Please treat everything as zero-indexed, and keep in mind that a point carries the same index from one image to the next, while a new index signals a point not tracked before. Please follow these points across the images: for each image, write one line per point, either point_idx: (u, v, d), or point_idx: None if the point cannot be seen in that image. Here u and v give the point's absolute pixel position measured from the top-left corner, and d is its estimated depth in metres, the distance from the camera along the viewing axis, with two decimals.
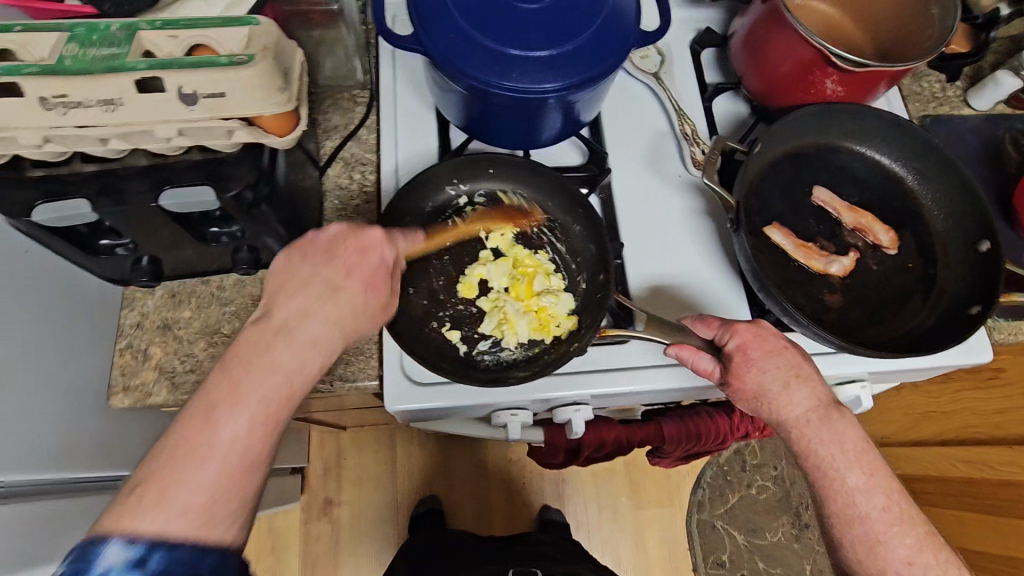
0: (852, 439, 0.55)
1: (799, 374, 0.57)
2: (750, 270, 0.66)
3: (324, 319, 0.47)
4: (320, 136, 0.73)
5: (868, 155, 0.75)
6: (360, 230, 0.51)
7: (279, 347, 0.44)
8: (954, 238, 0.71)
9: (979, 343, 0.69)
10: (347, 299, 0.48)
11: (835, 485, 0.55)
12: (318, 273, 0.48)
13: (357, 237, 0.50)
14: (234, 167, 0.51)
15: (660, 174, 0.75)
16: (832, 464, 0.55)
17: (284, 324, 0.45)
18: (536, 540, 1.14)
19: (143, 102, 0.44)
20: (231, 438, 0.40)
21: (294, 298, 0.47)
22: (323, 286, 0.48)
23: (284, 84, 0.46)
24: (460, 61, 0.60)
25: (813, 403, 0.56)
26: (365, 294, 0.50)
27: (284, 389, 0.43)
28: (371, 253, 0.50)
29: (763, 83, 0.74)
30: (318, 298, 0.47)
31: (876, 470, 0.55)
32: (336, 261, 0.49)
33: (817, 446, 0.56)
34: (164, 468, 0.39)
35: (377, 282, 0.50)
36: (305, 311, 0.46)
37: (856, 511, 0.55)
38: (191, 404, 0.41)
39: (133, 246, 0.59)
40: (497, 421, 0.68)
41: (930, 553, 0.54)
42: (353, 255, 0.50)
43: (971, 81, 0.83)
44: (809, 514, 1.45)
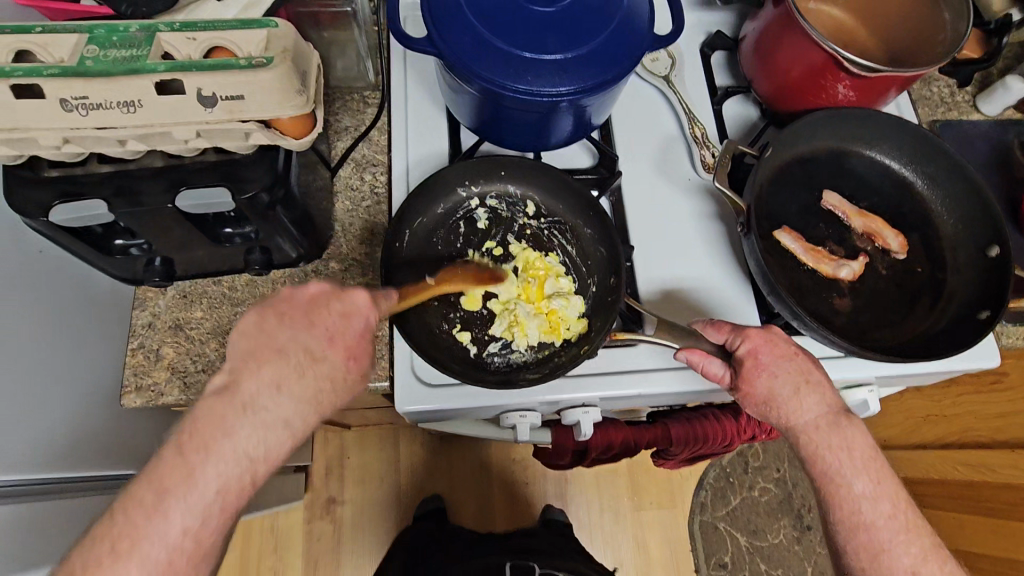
0: (860, 446, 0.56)
1: (809, 380, 0.57)
2: (760, 273, 0.66)
3: (297, 395, 0.43)
4: (331, 137, 0.73)
5: (876, 160, 0.76)
6: (345, 292, 0.48)
7: (241, 430, 0.41)
8: (962, 243, 0.72)
9: (986, 348, 0.69)
10: (325, 373, 0.45)
11: (842, 491, 0.55)
12: (295, 340, 0.45)
13: (340, 299, 0.48)
14: (249, 170, 0.52)
15: (670, 177, 0.75)
16: (839, 471, 0.55)
17: (250, 402, 0.42)
18: (528, 534, 1.12)
19: (163, 103, 0.44)
20: (171, 533, 0.38)
21: (264, 370, 0.43)
22: (300, 355, 0.44)
23: (302, 87, 0.47)
24: (474, 63, 0.60)
25: (822, 410, 0.56)
26: (345, 365, 0.46)
27: (245, 478, 0.41)
28: (355, 319, 0.48)
29: (774, 87, 0.74)
30: (293, 371, 0.43)
31: (883, 478, 0.55)
32: (318, 328, 0.46)
33: (825, 451, 0.56)
34: (106, 557, 0.37)
35: (359, 352, 0.48)
36: (277, 386, 0.43)
37: (861, 518, 0.55)
38: (139, 486, 0.39)
39: (147, 246, 0.59)
40: (505, 422, 0.68)
41: (935, 563, 0.54)
42: (336, 320, 0.47)
43: (980, 86, 0.83)
44: (810, 516, 1.46)
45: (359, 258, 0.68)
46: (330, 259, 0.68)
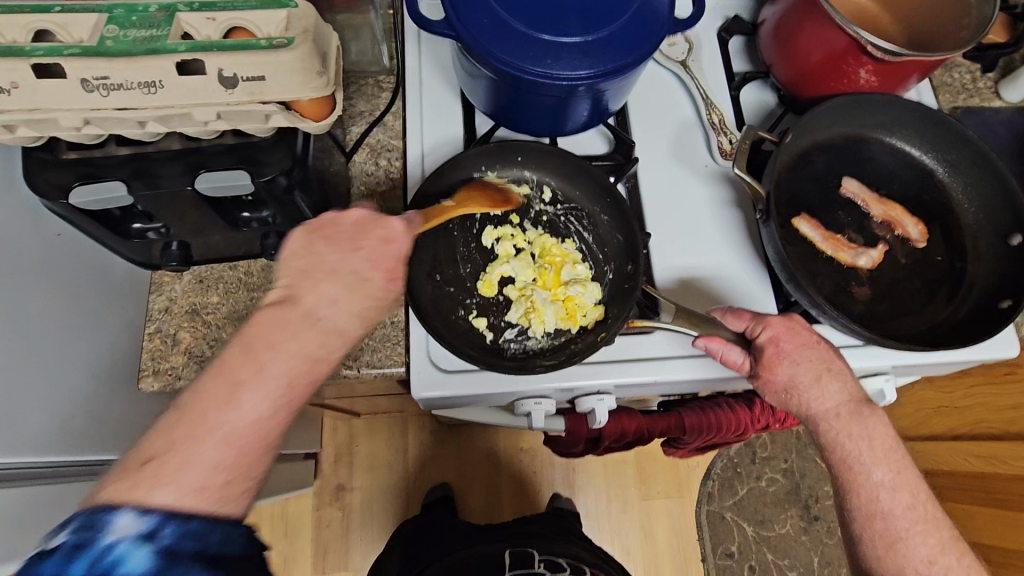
0: (881, 436, 0.55)
1: (831, 368, 0.57)
2: (779, 261, 0.66)
3: (350, 305, 0.44)
4: (345, 122, 0.73)
5: (897, 147, 0.75)
6: (384, 218, 0.49)
7: (305, 333, 0.41)
8: (984, 232, 0.71)
9: (1006, 339, 0.69)
10: (371, 292, 0.46)
11: (860, 480, 0.55)
12: (344, 261, 0.46)
13: (381, 228, 0.49)
14: (269, 153, 0.51)
15: (687, 164, 0.75)
16: (858, 460, 0.55)
17: (309, 310, 0.43)
18: (528, 520, 1.11)
19: (184, 84, 0.44)
20: (243, 418, 0.37)
21: (321, 285, 0.44)
22: (348, 274, 0.45)
23: (322, 68, 0.46)
24: (494, 46, 0.59)
25: (844, 398, 0.56)
26: (387, 287, 0.47)
27: (310, 375, 0.41)
28: (394, 245, 0.48)
29: (794, 73, 0.73)
30: (343, 288, 0.44)
31: (902, 469, 0.55)
32: (363, 250, 0.47)
33: (845, 440, 0.55)
34: (182, 438, 0.36)
35: (399, 275, 0.48)
36: (333, 299, 0.44)
37: (878, 507, 0.55)
38: (206, 378, 0.38)
39: (165, 230, 0.59)
40: (520, 410, 0.68)
41: (953, 555, 0.54)
42: (376, 243, 0.48)
43: (1003, 72, 0.82)
44: (818, 507, 1.46)
45: None
46: None
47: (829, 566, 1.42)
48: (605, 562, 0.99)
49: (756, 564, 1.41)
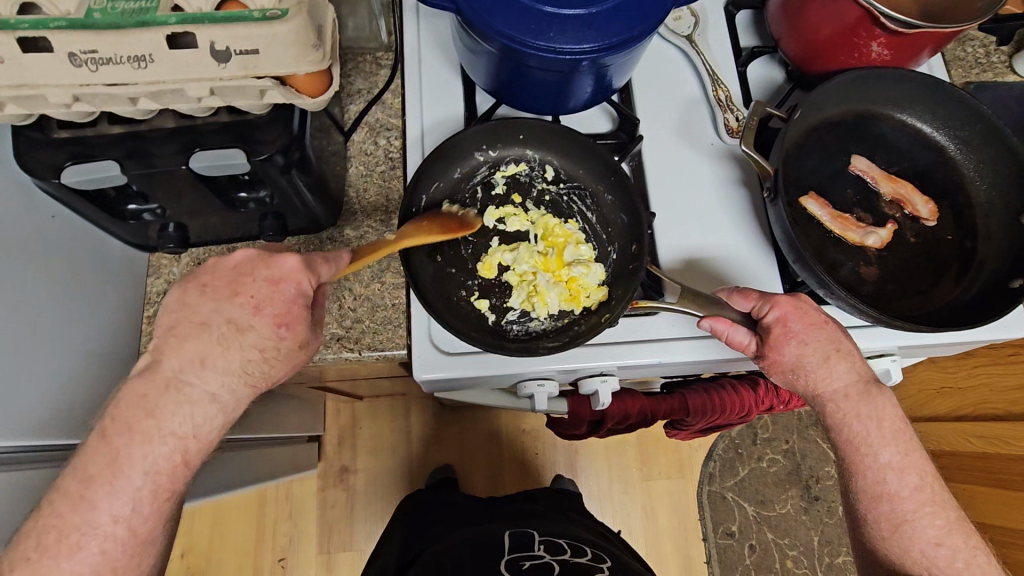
0: (890, 417, 0.55)
1: (840, 348, 0.56)
2: (786, 240, 0.65)
3: (221, 368, 0.45)
4: (343, 100, 0.71)
5: (908, 124, 0.73)
6: (272, 257, 0.47)
7: (167, 411, 0.43)
8: (996, 210, 0.69)
9: (1015, 319, 0.68)
10: (251, 343, 0.46)
11: (867, 461, 0.55)
12: (218, 311, 0.46)
13: (266, 266, 0.47)
14: (265, 131, 0.50)
15: (693, 142, 0.73)
16: (866, 440, 0.55)
17: (173, 377, 0.44)
18: (528, 496, 1.13)
19: (175, 58, 0.42)
20: (110, 522, 0.41)
21: (186, 344, 0.45)
22: (223, 326, 0.46)
23: (318, 42, 0.45)
24: (494, 19, 0.57)
25: (852, 378, 0.56)
26: (275, 333, 0.47)
27: (175, 458, 0.43)
28: (284, 285, 0.47)
29: (803, 48, 0.71)
30: (215, 345, 0.45)
31: (911, 450, 0.55)
32: (241, 295, 0.47)
33: (853, 420, 0.55)
34: (50, 551, 0.40)
35: (291, 319, 0.47)
36: (200, 361, 0.45)
37: (886, 488, 0.55)
38: (66, 478, 0.42)
39: (161, 212, 0.58)
40: (523, 392, 0.68)
41: (960, 536, 0.54)
42: (264, 287, 0.47)
43: (1018, 46, 0.80)
44: (819, 487, 1.46)
45: (375, 225, 0.67)
46: (346, 225, 0.66)
47: (829, 545, 1.43)
48: (607, 543, 1.00)
49: (757, 543, 1.42)
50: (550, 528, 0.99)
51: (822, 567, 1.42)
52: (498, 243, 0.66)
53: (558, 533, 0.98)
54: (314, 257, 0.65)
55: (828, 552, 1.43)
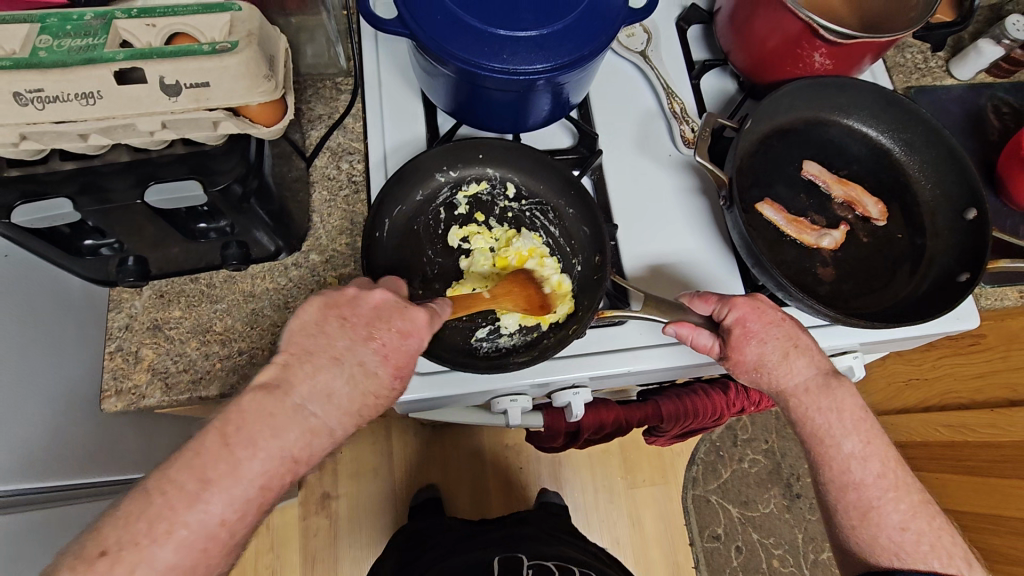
0: (850, 407, 0.56)
1: (798, 344, 0.58)
2: (744, 245, 0.67)
3: (344, 406, 0.45)
4: (305, 126, 0.71)
5: (854, 128, 0.76)
6: (407, 308, 0.49)
7: (287, 430, 0.43)
8: (940, 207, 0.73)
9: (966, 310, 0.71)
10: (372, 389, 0.47)
11: (831, 452, 0.56)
12: (353, 351, 0.47)
13: (401, 317, 0.49)
14: (222, 161, 0.50)
15: (651, 154, 0.75)
16: (828, 432, 0.56)
17: (298, 404, 0.44)
18: (520, 521, 1.10)
19: (123, 93, 0.42)
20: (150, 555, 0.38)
21: (317, 376, 0.45)
22: (354, 367, 0.46)
23: (269, 72, 0.45)
24: (447, 43, 0.58)
25: (811, 372, 0.57)
26: (391, 383, 0.48)
27: (284, 473, 0.42)
28: (410, 338, 0.49)
29: (751, 59, 0.73)
30: (345, 384, 0.46)
31: (872, 438, 0.56)
32: (374, 342, 0.47)
33: (814, 413, 0.57)
34: (143, 537, 0.37)
35: (406, 370, 0.49)
36: (328, 394, 0.45)
37: (850, 477, 0.56)
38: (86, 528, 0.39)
39: (118, 246, 0.56)
40: (497, 407, 0.68)
41: (924, 519, 0.54)
42: (393, 337, 0.48)
43: (953, 51, 0.84)
44: (799, 485, 1.49)
45: (340, 248, 0.66)
46: (311, 250, 0.66)
47: (814, 543, 1.45)
48: (596, 560, 0.99)
49: (742, 544, 1.44)
50: (538, 551, 0.98)
51: (807, 564, 1.44)
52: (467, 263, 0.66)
53: (546, 555, 0.97)
54: (280, 283, 0.64)
55: (812, 549, 1.45)
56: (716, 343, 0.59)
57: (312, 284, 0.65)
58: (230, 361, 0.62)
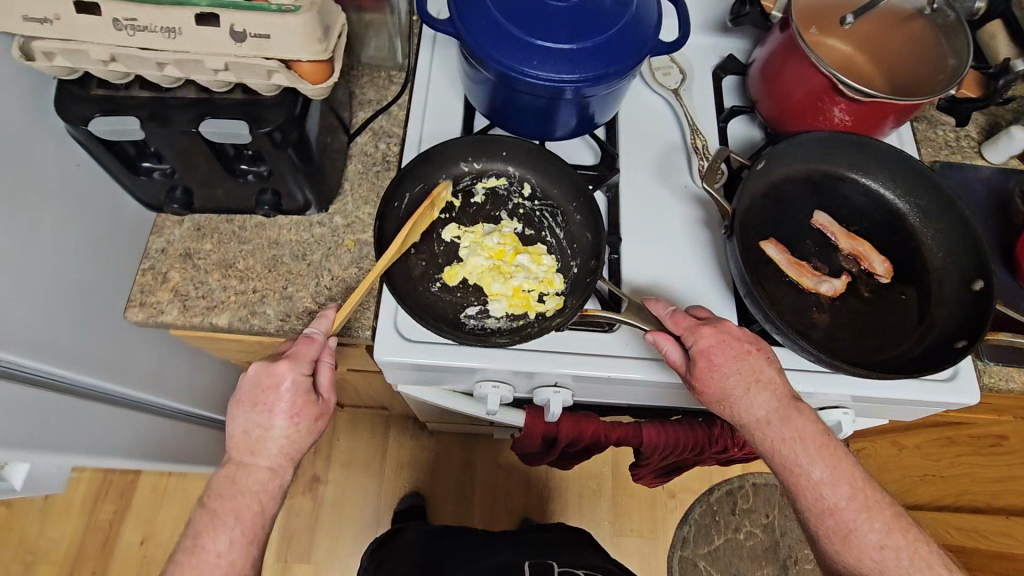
0: (812, 434, 0.58)
1: (760, 378, 0.59)
2: (739, 275, 0.68)
3: (273, 450, 0.60)
4: (355, 107, 0.79)
5: (872, 188, 0.77)
6: (270, 366, 0.60)
7: (242, 480, 0.59)
8: (949, 277, 0.73)
9: (964, 385, 0.70)
10: (280, 431, 0.60)
11: (802, 481, 0.58)
12: (249, 419, 0.60)
13: (267, 374, 0.60)
14: (270, 110, 0.57)
15: (667, 182, 0.79)
16: (796, 461, 0.58)
17: (237, 465, 0.60)
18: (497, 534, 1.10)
19: (199, 32, 0.50)
20: (216, 559, 0.56)
21: (241, 445, 0.60)
22: (258, 428, 0.60)
23: (323, 37, 0.52)
24: (489, 46, 0.65)
25: (773, 405, 0.59)
26: (293, 419, 0.60)
27: (254, 508, 0.59)
28: (282, 383, 0.60)
29: (776, 109, 0.78)
30: (256, 437, 0.60)
31: (837, 461, 0.58)
32: (260, 405, 0.60)
33: (780, 445, 0.58)
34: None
35: (302, 406, 0.61)
36: (255, 451, 0.60)
37: (825, 503, 0.57)
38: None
39: (170, 172, 0.64)
40: (478, 393, 0.72)
41: (899, 533, 0.57)
42: (271, 390, 0.60)
43: (984, 133, 0.85)
44: (796, 569, 1.43)
45: (363, 216, 0.72)
46: (336, 214, 0.72)
47: None
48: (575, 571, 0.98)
49: None
50: (569, 559, 0.97)
51: None
52: (467, 251, 0.69)
53: (578, 564, 0.95)
54: (303, 237, 0.70)
55: None
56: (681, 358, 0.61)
57: (331, 243, 0.70)
58: (244, 296, 0.67)
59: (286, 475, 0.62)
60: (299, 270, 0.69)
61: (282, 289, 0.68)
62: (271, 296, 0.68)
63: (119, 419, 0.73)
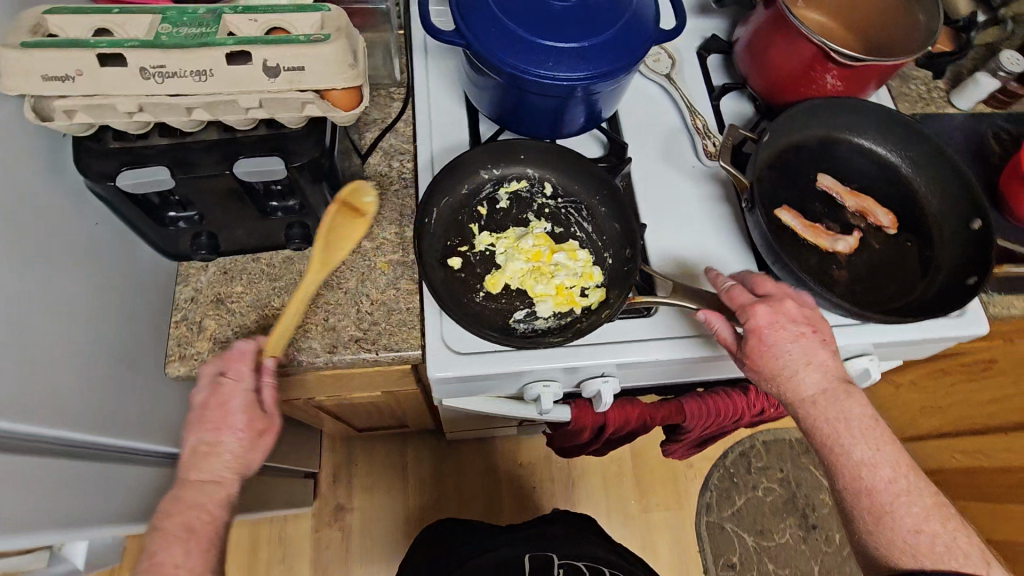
0: (858, 416, 0.60)
1: (811, 360, 0.62)
2: (765, 245, 0.71)
3: (221, 463, 0.57)
4: (361, 129, 0.78)
5: (865, 147, 0.82)
6: (216, 386, 0.59)
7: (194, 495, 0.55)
8: (947, 219, 0.78)
9: (974, 317, 0.75)
10: (229, 442, 0.58)
11: (843, 458, 0.60)
12: (197, 438, 0.58)
13: (213, 393, 0.59)
14: (298, 143, 0.56)
15: (677, 165, 0.81)
16: (838, 440, 0.60)
17: (186, 484, 0.56)
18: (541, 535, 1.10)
19: (230, 72, 0.48)
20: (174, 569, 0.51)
21: (191, 464, 0.57)
22: (206, 444, 0.57)
23: (353, 62, 0.52)
24: (500, 53, 0.65)
25: (821, 387, 0.61)
26: (238, 431, 0.58)
27: (207, 521, 0.55)
28: (230, 399, 0.59)
29: (767, 83, 0.81)
30: (204, 453, 0.57)
31: (883, 445, 0.59)
32: (207, 423, 0.58)
33: (822, 423, 0.60)
34: None
35: (249, 419, 0.59)
36: (203, 465, 0.57)
37: (863, 483, 0.59)
38: None
39: (196, 220, 0.62)
40: (529, 395, 0.73)
41: (938, 521, 0.56)
42: (218, 408, 0.58)
43: (952, 84, 0.91)
44: (815, 515, 1.49)
45: (390, 236, 0.72)
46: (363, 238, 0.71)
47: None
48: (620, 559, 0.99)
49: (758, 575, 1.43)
50: (570, 551, 0.97)
51: None
52: (504, 257, 0.70)
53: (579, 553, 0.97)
54: (335, 265, 0.70)
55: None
56: (731, 337, 0.64)
57: (363, 268, 0.70)
58: None
59: (235, 488, 0.58)
60: (337, 299, 0.68)
61: (325, 321, 0.67)
62: (315, 330, 0.67)
63: (164, 479, 0.71)
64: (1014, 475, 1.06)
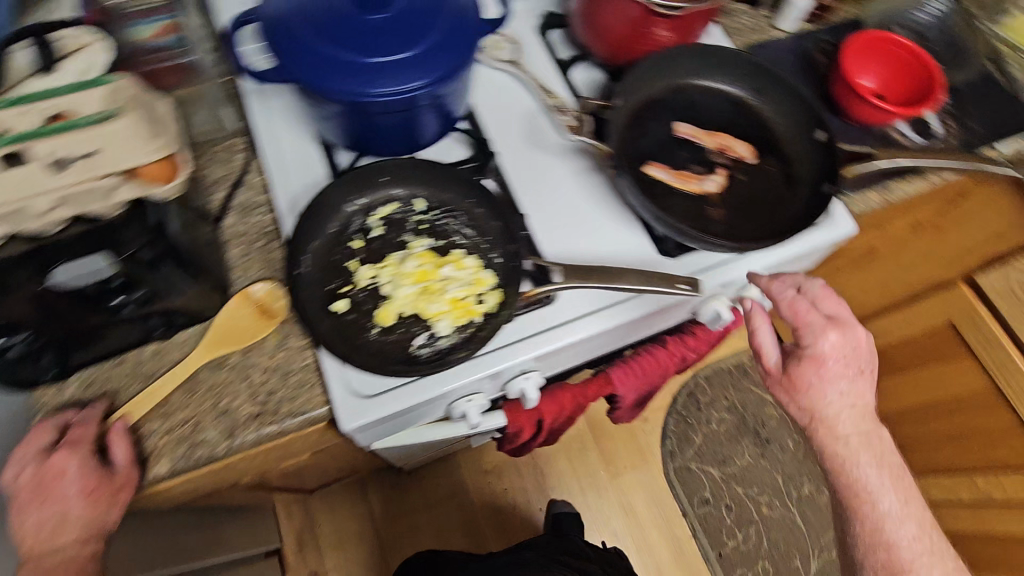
0: (891, 469, 0.73)
1: (860, 403, 0.71)
2: (642, 206, 0.72)
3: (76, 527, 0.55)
4: (206, 192, 0.72)
5: (712, 86, 0.85)
6: (47, 458, 0.55)
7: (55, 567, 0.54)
8: (797, 137, 0.82)
9: (841, 219, 0.80)
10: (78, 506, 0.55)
11: (868, 509, 0.74)
12: (39, 515, 0.54)
13: (44, 467, 0.55)
14: (124, 231, 0.49)
15: (543, 147, 0.81)
16: (869, 489, 0.73)
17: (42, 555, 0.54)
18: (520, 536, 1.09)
19: (11, 178, 0.43)
20: None
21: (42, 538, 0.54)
22: (54, 516, 0.55)
23: (155, 131, 0.47)
24: (327, 82, 0.62)
25: (865, 431, 0.72)
26: (87, 494, 0.55)
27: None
28: (67, 469, 0.55)
29: (608, 48, 0.83)
30: (56, 522, 0.55)
31: (907, 500, 0.74)
32: (48, 500, 0.54)
33: (858, 472, 0.72)
34: None
35: (93, 481, 0.55)
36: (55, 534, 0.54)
37: (885, 536, 0.74)
38: None
39: (29, 342, 0.55)
40: (456, 413, 0.71)
41: None
42: (55, 481, 0.55)
43: (773, 9, 0.96)
44: (767, 430, 1.58)
45: None
46: None
47: (792, 480, 1.54)
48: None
49: (730, 500, 1.51)
50: None
51: (793, 502, 1.53)
52: (391, 286, 0.67)
53: None
54: None
55: (793, 486, 1.54)
56: (775, 354, 0.71)
57: None
58: (176, 432, 0.61)
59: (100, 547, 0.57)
60: (225, 379, 0.63)
61: (217, 405, 0.62)
62: (208, 420, 0.61)
63: None
64: (919, 343, 1.16)
